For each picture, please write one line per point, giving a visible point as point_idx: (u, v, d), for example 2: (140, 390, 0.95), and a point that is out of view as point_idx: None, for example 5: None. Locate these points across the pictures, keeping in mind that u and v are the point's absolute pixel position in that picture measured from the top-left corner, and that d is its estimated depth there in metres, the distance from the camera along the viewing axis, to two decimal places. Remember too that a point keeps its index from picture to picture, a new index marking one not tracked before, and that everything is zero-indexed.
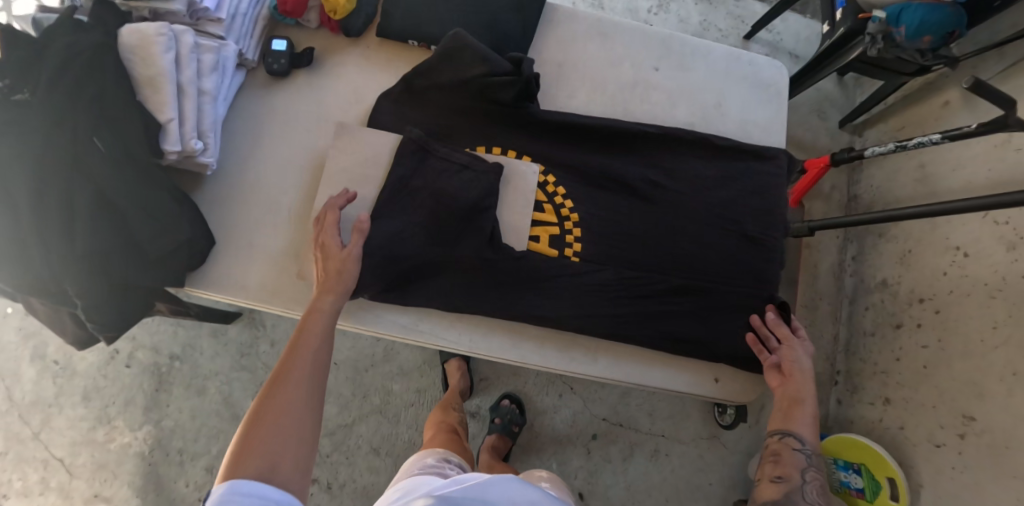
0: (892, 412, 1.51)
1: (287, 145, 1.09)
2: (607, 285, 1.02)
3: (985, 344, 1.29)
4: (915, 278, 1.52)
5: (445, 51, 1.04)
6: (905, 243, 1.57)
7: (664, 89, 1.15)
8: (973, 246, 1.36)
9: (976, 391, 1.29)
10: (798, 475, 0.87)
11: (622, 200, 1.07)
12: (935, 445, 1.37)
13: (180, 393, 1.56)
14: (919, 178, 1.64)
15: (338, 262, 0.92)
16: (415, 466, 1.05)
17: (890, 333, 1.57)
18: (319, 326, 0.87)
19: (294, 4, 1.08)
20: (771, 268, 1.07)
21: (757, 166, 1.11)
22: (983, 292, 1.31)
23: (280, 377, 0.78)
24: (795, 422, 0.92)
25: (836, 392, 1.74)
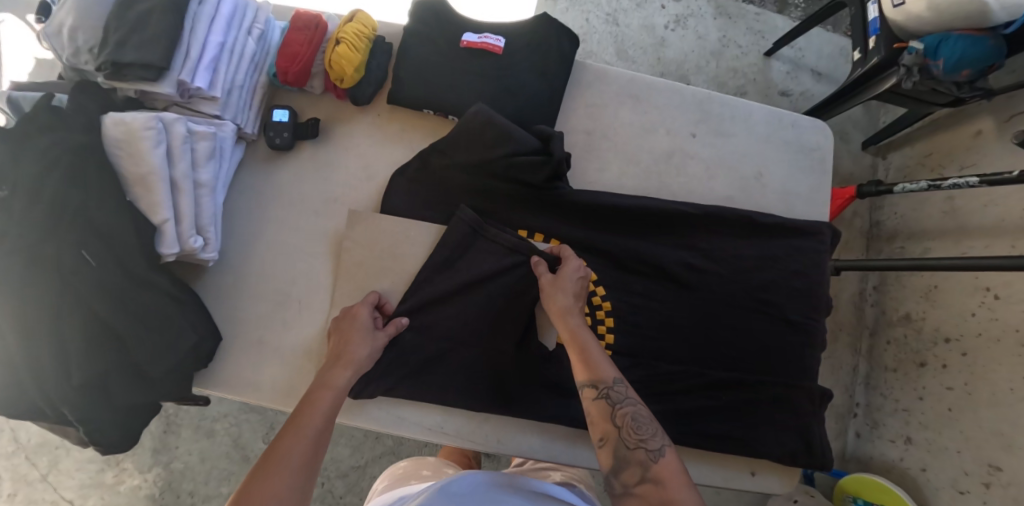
0: (914, 453, 1.40)
1: (295, 227, 1.00)
2: (640, 381, 0.98)
3: (1015, 394, 1.18)
4: (940, 317, 1.40)
5: (465, 128, 0.95)
6: (930, 278, 1.45)
7: (702, 158, 1.08)
8: (1005, 289, 1.24)
9: (1003, 441, 1.19)
10: (615, 431, 0.76)
11: (657, 285, 1.01)
12: (959, 491, 1.27)
13: (188, 436, 1.47)
14: (947, 211, 1.43)
15: (362, 339, 0.88)
16: (411, 478, 0.97)
17: (913, 372, 1.46)
18: (325, 405, 0.79)
19: (296, 74, 0.94)
20: (810, 355, 1.02)
21: (799, 242, 1.03)
22: (1013, 339, 1.20)
23: (272, 459, 0.70)
24: (592, 366, 0.81)
25: (855, 424, 1.62)
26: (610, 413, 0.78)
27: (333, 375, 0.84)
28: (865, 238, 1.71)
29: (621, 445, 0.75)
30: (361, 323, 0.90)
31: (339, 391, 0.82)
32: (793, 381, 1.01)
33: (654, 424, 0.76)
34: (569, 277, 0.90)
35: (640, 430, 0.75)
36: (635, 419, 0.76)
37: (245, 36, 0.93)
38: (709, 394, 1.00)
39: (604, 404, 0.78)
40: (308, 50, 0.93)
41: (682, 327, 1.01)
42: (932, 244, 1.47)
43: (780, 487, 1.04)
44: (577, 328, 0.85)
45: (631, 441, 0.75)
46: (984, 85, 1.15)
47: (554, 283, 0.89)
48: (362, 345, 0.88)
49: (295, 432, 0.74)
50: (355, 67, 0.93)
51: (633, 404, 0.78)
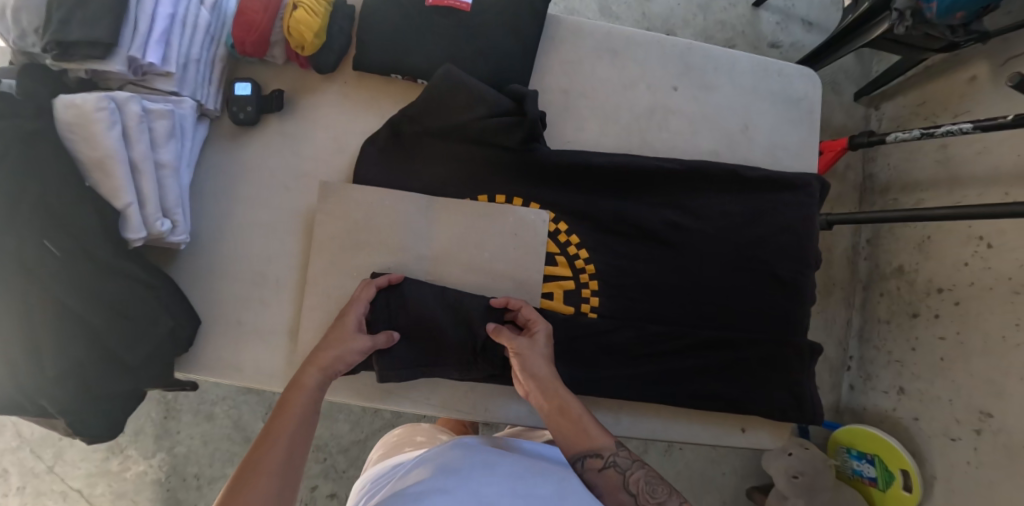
0: (907, 403, 1.41)
1: (265, 203, 0.96)
2: (627, 344, 0.96)
3: (1007, 342, 1.17)
4: (933, 268, 1.39)
5: (434, 91, 0.90)
6: (923, 229, 1.43)
7: (685, 113, 1.03)
8: (998, 238, 1.22)
9: (994, 389, 1.19)
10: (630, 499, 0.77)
11: (642, 246, 0.98)
12: (951, 438, 1.27)
13: (189, 420, 1.47)
14: (940, 160, 1.40)
15: (341, 340, 0.82)
16: (405, 445, 0.96)
17: (905, 323, 1.46)
18: (298, 410, 0.75)
19: (254, 45, 0.89)
20: (799, 310, 1.00)
21: (788, 196, 1.00)
22: (1006, 287, 1.19)
23: (247, 471, 0.68)
24: (588, 437, 0.79)
25: (848, 377, 1.62)
26: (623, 482, 0.77)
27: (304, 373, 0.79)
28: (858, 190, 1.68)
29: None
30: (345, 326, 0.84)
31: (314, 391, 0.78)
32: (783, 338, 0.99)
33: (666, 485, 0.78)
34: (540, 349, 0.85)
35: (656, 494, 0.77)
36: (648, 483, 0.78)
37: (197, 6, 0.89)
38: (697, 354, 0.98)
39: (614, 474, 0.77)
40: (264, 17, 0.88)
41: (668, 288, 0.98)
42: (926, 194, 1.44)
43: (770, 442, 1.04)
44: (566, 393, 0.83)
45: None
46: (981, 28, 1.10)
47: (530, 346, 0.85)
48: (338, 346, 0.81)
49: (270, 441, 0.71)
50: (314, 32, 0.88)
51: (639, 466, 0.79)
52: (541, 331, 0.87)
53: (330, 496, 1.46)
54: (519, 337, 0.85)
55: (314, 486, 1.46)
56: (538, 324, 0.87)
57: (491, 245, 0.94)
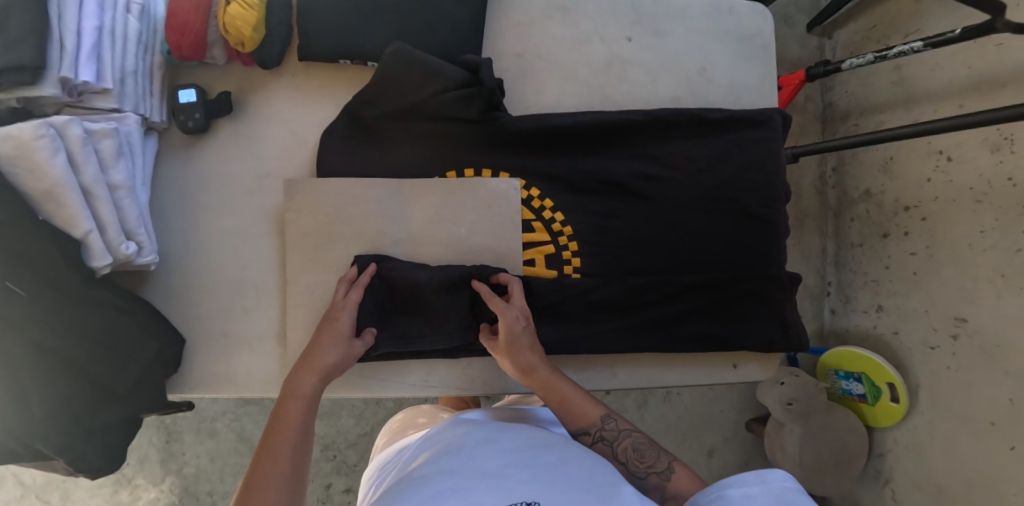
0: (887, 319, 1.46)
1: (229, 209, 0.93)
2: (614, 299, 0.96)
3: (975, 249, 1.22)
4: (899, 187, 1.42)
5: (385, 70, 0.86)
6: (886, 150, 1.46)
7: (642, 63, 1.01)
8: (956, 151, 1.26)
9: (966, 295, 1.24)
10: (622, 467, 0.80)
11: (617, 201, 0.98)
12: (930, 347, 1.32)
13: (192, 440, 1.46)
14: (895, 82, 1.43)
15: (330, 344, 0.82)
16: (407, 428, 0.97)
17: (878, 243, 1.50)
18: (296, 417, 0.76)
19: (191, 48, 0.85)
20: (775, 243, 1.03)
21: (751, 133, 1.02)
22: (969, 197, 1.23)
23: (252, 484, 0.69)
24: (578, 414, 0.83)
25: (829, 302, 1.67)
26: (613, 453, 0.81)
27: (298, 380, 0.79)
28: (820, 121, 1.70)
29: (635, 480, 0.78)
30: (333, 328, 0.83)
31: (311, 399, 0.79)
32: (764, 273, 1.01)
33: (654, 448, 0.80)
34: (515, 335, 0.85)
35: (644, 459, 0.80)
36: (637, 449, 0.81)
37: (124, 15, 0.84)
38: (682, 299, 1.00)
39: (604, 446, 0.82)
40: (197, 18, 0.84)
41: (647, 240, 0.98)
42: (885, 116, 1.46)
43: (762, 373, 1.07)
44: (550, 378, 0.85)
45: (641, 471, 0.79)
46: None
47: (506, 341, 0.85)
48: (333, 349, 0.82)
49: (273, 452, 0.72)
50: (252, 27, 0.85)
51: (628, 434, 0.83)
52: (512, 317, 0.85)
53: (346, 490, 1.47)
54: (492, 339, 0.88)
55: (329, 483, 1.47)
56: (507, 316, 0.85)
57: (467, 219, 0.92)
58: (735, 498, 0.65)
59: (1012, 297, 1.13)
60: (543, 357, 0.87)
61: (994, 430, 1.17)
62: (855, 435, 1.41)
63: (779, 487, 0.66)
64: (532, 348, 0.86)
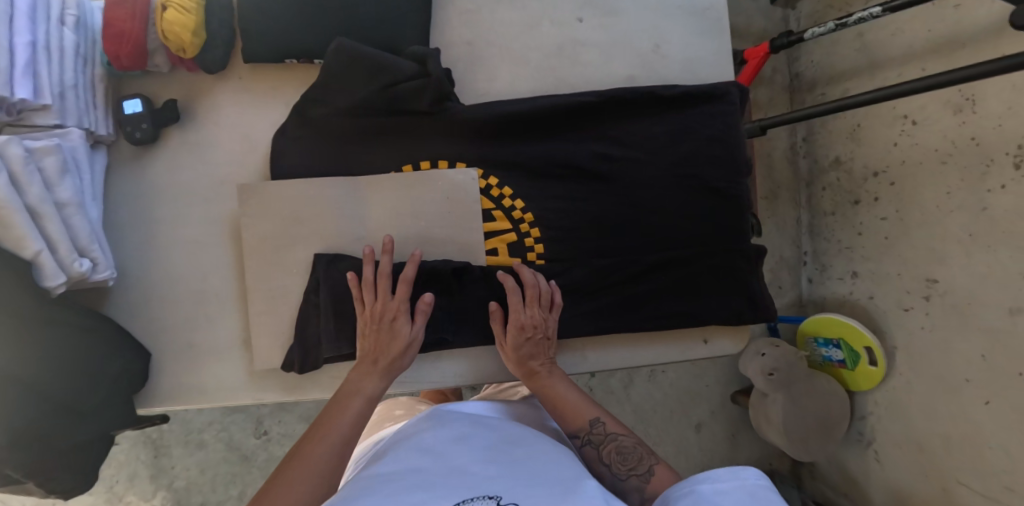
0: (862, 284, 1.48)
1: (186, 218, 0.92)
2: (580, 282, 0.97)
3: (942, 210, 1.24)
4: (867, 153, 1.43)
5: (330, 67, 0.85)
6: (853, 117, 1.47)
7: (594, 43, 1.00)
8: (921, 114, 1.27)
9: (937, 256, 1.25)
10: (604, 469, 0.80)
11: (578, 184, 0.97)
12: (904, 308, 1.34)
13: (181, 453, 1.45)
14: (859, 49, 1.43)
15: (394, 344, 0.85)
16: (385, 420, 0.98)
17: (849, 210, 1.52)
18: (353, 412, 0.79)
19: (130, 58, 0.84)
20: (740, 216, 1.03)
21: (709, 108, 1.02)
22: (935, 158, 1.25)
23: (298, 461, 0.71)
24: (574, 414, 0.85)
25: (806, 272, 1.70)
26: (598, 455, 0.82)
27: (365, 379, 0.83)
28: (788, 92, 1.71)
29: (614, 481, 0.78)
30: (402, 327, 0.85)
31: (369, 399, 0.81)
32: (729, 247, 1.02)
33: (637, 451, 0.79)
34: (532, 336, 0.90)
35: (627, 462, 0.79)
36: (620, 453, 0.80)
37: (58, 27, 0.82)
38: (649, 278, 1.00)
39: (591, 449, 0.83)
40: (135, 26, 0.82)
41: (610, 222, 0.98)
42: (850, 84, 1.47)
43: (734, 347, 1.08)
44: (552, 379, 0.89)
45: (622, 473, 0.79)
46: None
47: (519, 339, 0.89)
48: (399, 346, 0.85)
49: (324, 436, 0.75)
50: (192, 31, 0.82)
51: (616, 438, 0.83)
52: (536, 319, 0.90)
53: None
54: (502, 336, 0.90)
55: None
56: (518, 315, 0.89)
57: (427, 213, 0.91)
58: (707, 492, 0.64)
59: (982, 256, 1.15)
60: (548, 361, 0.91)
61: (969, 387, 1.20)
62: (836, 401, 1.43)
63: (752, 485, 0.65)
64: (538, 351, 0.91)
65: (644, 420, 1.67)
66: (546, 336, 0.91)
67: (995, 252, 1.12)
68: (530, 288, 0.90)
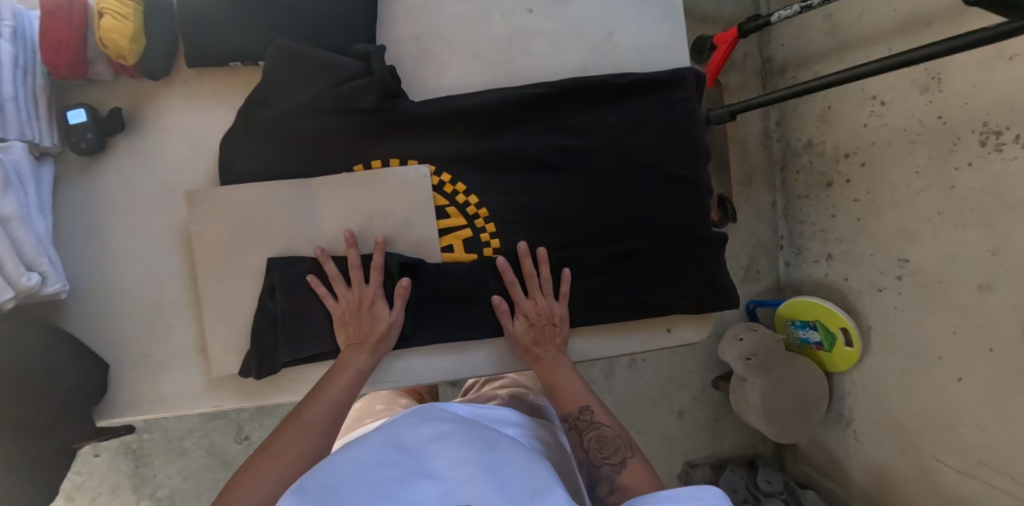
0: (836, 266, 1.49)
1: (139, 228, 0.91)
2: (539, 275, 0.96)
3: (911, 190, 1.24)
4: (837, 136, 1.43)
5: (273, 68, 0.85)
6: (823, 100, 1.47)
7: (545, 34, 0.99)
8: (889, 95, 1.27)
9: (908, 235, 1.26)
10: (584, 455, 0.81)
11: (534, 177, 0.97)
12: (878, 289, 1.35)
13: (163, 462, 1.45)
14: (827, 31, 1.43)
15: (376, 324, 0.88)
16: (365, 416, 0.98)
17: (823, 193, 1.52)
18: (345, 380, 0.84)
19: (68, 66, 0.83)
20: (700, 203, 1.03)
21: (666, 94, 1.01)
22: (903, 138, 1.25)
23: (293, 421, 0.77)
24: (566, 399, 0.87)
25: (784, 255, 1.70)
26: (580, 440, 0.82)
27: (354, 354, 0.87)
28: (760, 76, 1.70)
29: (591, 467, 0.79)
30: (381, 309, 0.89)
31: (359, 372, 0.86)
32: (690, 234, 1.02)
33: (617, 441, 0.79)
34: (533, 325, 0.93)
35: (604, 450, 0.80)
36: (601, 440, 0.81)
37: None
38: (611, 268, 1.00)
39: (576, 434, 0.84)
40: (69, 34, 0.81)
41: (569, 215, 0.98)
42: (820, 66, 1.47)
43: (698, 334, 1.08)
44: (555, 365, 0.91)
45: (598, 459, 0.79)
46: None
47: (523, 328, 0.92)
48: (380, 327, 0.88)
49: (318, 401, 0.81)
50: (130, 38, 0.81)
51: (601, 427, 0.83)
52: (537, 309, 0.93)
53: None
54: (510, 324, 0.93)
55: None
56: (525, 304, 0.93)
57: (381, 212, 0.91)
58: None
59: (950, 233, 1.15)
60: (553, 350, 0.93)
61: (943, 364, 1.20)
62: (813, 383, 1.43)
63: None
64: (545, 338, 0.93)
65: (626, 409, 1.68)
66: (549, 326, 0.94)
67: (964, 231, 1.12)
68: (530, 279, 0.94)
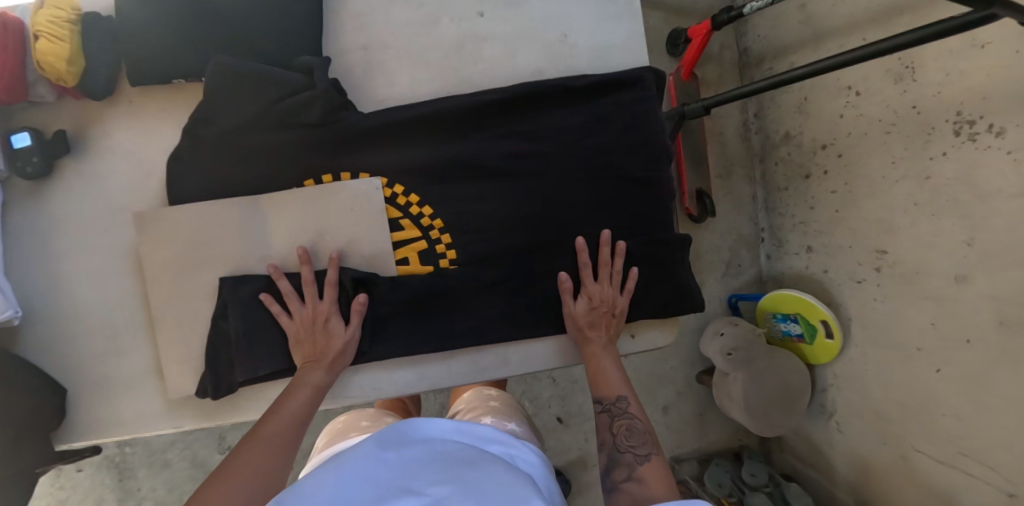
0: (816, 259, 1.47)
1: (91, 249, 0.90)
2: (498, 284, 0.95)
3: (887, 181, 1.22)
4: (814, 127, 1.41)
5: (213, 84, 0.83)
6: (800, 90, 1.44)
7: (497, 37, 0.98)
8: (864, 84, 1.24)
9: (885, 226, 1.24)
10: (609, 438, 0.84)
11: (490, 185, 0.95)
12: (856, 281, 1.33)
13: (146, 474, 1.45)
14: (802, 21, 1.41)
15: (331, 339, 0.87)
16: (349, 431, 0.94)
17: (801, 185, 1.51)
18: (302, 395, 0.84)
19: (9, 92, 0.82)
20: (662, 204, 1.01)
21: (624, 95, 0.99)
22: (878, 128, 1.23)
23: (250, 440, 0.77)
24: (604, 384, 0.90)
25: (765, 248, 1.69)
26: (609, 424, 0.85)
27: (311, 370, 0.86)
28: (738, 67, 1.68)
29: (613, 451, 0.82)
30: (335, 324, 0.88)
31: (317, 388, 0.85)
32: (653, 237, 1.01)
33: (643, 433, 0.82)
34: (593, 310, 0.95)
35: (631, 439, 0.83)
36: (630, 430, 0.84)
37: None
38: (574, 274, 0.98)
39: (606, 417, 0.87)
40: (8, 60, 0.80)
41: (528, 222, 0.96)
42: (797, 56, 1.44)
43: (663, 339, 1.07)
44: (599, 351, 0.94)
45: (622, 446, 0.82)
46: None
47: (583, 310, 0.95)
48: (336, 342, 0.87)
49: (274, 419, 0.80)
50: (66, 60, 0.81)
51: (634, 418, 0.85)
52: (602, 295, 0.95)
53: None
54: (571, 303, 0.95)
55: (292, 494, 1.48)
56: (592, 287, 0.95)
57: (333, 226, 0.90)
58: None
59: (927, 223, 1.13)
60: (605, 337, 0.95)
61: (921, 355, 1.18)
62: (795, 377, 1.42)
63: None
64: (601, 324, 0.95)
65: None
66: (607, 313, 0.96)
67: (938, 221, 1.11)
68: (603, 266, 0.96)
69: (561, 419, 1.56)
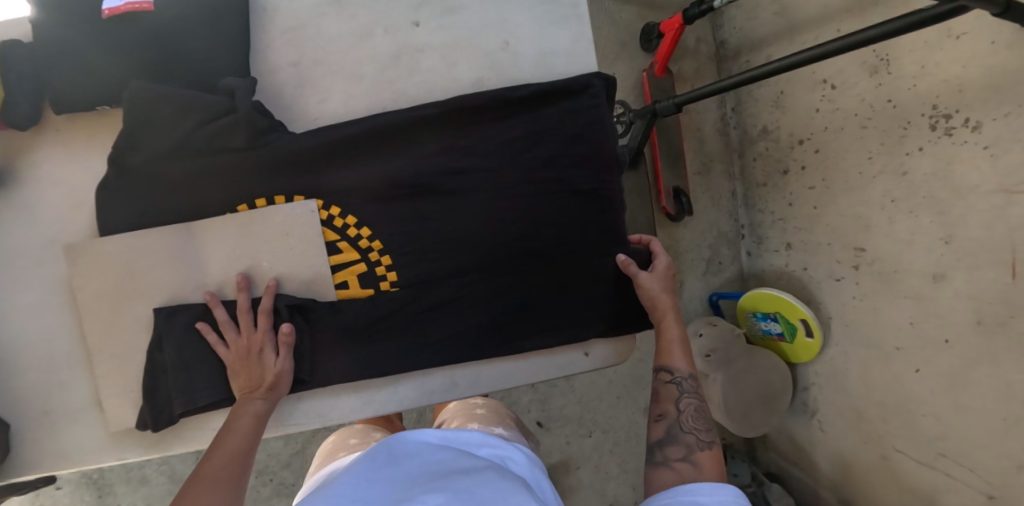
0: (795, 256, 1.41)
1: (26, 282, 0.89)
2: (444, 303, 0.93)
3: (864, 177, 1.17)
4: (790, 122, 1.35)
5: (133, 112, 0.82)
6: (776, 84, 1.37)
7: (435, 48, 0.95)
8: (839, 77, 1.19)
9: (863, 223, 1.19)
10: (675, 411, 0.87)
11: (431, 203, 0.93)
12: (836, 279, 1.28)
13: (126, 490, 1.40)
14: (778, 12, 1.35)
15: (267, 367, 0.86)
16: (338, 450, 0.91)
17: (778, 180, 1.44)
18: (244, 425, 0.82)
19: None
20: (613, 214, 0.98)
21: (570, 103, 0.96)
22: (855, 123, 1.17)
23: (197, 479, 0.76)
24: (669, 356, 0.92)
25: (744, 245, 1.62)
26: (676, 397, 0.88)
27: (250, 398, 0.84)
28: (714, 60, 1.62)
29: (678, 427, 0.85)
30: (267, 352, 0.86)
31: (258, 417, 0.84)
32: (603, 249, 0.98)
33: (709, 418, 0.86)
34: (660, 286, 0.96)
35: (699, 420, 0.86)
36: (697, 411, 0.87)
37: None
38: (523, 290, 0.96)
39: (673, 389, 0.89)
40: None
41: (472, 239, 0.94)
42: (774, 48, 1.39)
43: (618, 355, 1.02)
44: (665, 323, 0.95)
45: (688, 425, 0.85)
46: None
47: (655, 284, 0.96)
48: (270, 371, 0.85)
49: (218, 452, 0.79)
50: None
51: (698, 397, 0.89)
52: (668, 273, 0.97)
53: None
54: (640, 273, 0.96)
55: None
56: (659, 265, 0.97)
57: (269, 251, 0.89)
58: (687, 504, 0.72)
59: (904, 219, 1.08)
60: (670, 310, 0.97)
61: (899, 355, 1.13)
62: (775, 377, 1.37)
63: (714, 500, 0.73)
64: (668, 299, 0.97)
65: None
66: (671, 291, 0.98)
67: (915, 218, 1.06)
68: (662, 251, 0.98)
69: (541, 424, 1.53)
